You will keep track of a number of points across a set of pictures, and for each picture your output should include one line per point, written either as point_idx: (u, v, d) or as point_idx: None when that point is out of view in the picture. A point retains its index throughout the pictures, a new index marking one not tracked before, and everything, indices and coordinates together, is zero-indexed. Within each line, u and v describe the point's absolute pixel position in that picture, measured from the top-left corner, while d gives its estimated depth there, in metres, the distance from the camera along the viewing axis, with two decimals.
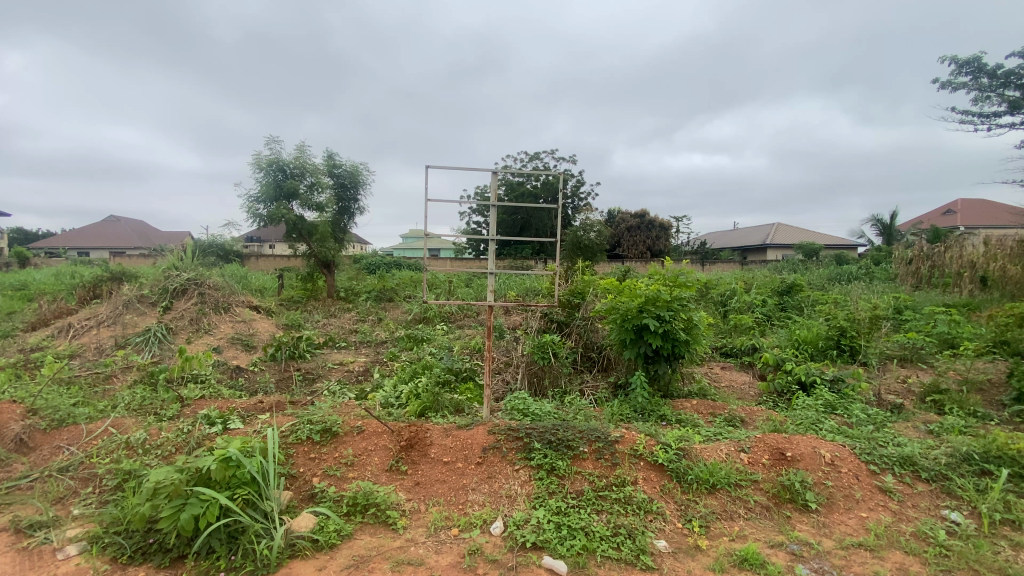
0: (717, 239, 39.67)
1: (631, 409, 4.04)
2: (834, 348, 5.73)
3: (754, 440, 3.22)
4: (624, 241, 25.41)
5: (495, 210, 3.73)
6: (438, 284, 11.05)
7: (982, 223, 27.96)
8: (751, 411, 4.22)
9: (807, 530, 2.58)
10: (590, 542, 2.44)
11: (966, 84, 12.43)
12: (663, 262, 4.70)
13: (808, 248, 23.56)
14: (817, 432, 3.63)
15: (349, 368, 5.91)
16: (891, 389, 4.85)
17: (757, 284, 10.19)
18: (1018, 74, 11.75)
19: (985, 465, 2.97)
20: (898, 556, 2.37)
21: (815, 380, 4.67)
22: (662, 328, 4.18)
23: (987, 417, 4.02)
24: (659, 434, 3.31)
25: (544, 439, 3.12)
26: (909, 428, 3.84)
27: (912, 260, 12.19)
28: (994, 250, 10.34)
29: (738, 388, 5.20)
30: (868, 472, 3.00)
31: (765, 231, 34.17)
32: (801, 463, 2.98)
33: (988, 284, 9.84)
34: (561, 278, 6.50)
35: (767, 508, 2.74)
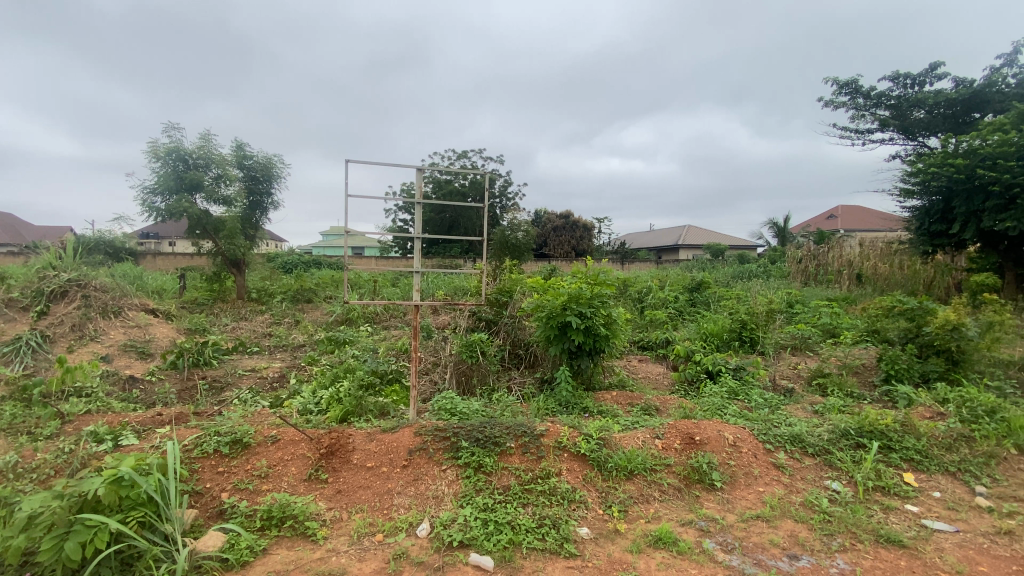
0: (636, 239, 41.89)
1: (556, 403, 4.17)
2: (736, 339, 6.28)
3: (667, 427, 3.45)
4: (550, 241, 26.05)
5: (419, 207, 3.61)
6: (361, 284, 10.69)
7: (858, 228, 31.80)
8: (665, 401, 4.50)
9: (713, 507, 2.80)
10: (516, 536, 2.47)
11: (845, 103, 14.13)
12: (585, 260, 4.89)
13: (715, 248, 25.51)
14: (723, 416, 3.95)
15: (262, 375, 5.55)
16: (784, 374, 5.40)
17: (670, 282, 10.88)
18: (887, 96, 13.48)
19: (860, 439, 3.40)
20: (790, 524, 2.64)
21: (720, 369, 5.10)
22: (584, 324, 4.34)
23: (862, 397, 4.59)
24: (582, 425, 3.44)
25: (471, 437, 3.13)
26: (798, 409, 4.31)
27: (802, 260, 13.59)
28: (867, 251, 11.89)
29: (655, 378, 5.54)
30: (764, 451, 3.32)
31: (678, 232, 36.60)
32: (707, 446, 3.22)
33: (862, 280, 11.35)
34: (489, 277, 6.55)
35: (678, 489, 2.94)
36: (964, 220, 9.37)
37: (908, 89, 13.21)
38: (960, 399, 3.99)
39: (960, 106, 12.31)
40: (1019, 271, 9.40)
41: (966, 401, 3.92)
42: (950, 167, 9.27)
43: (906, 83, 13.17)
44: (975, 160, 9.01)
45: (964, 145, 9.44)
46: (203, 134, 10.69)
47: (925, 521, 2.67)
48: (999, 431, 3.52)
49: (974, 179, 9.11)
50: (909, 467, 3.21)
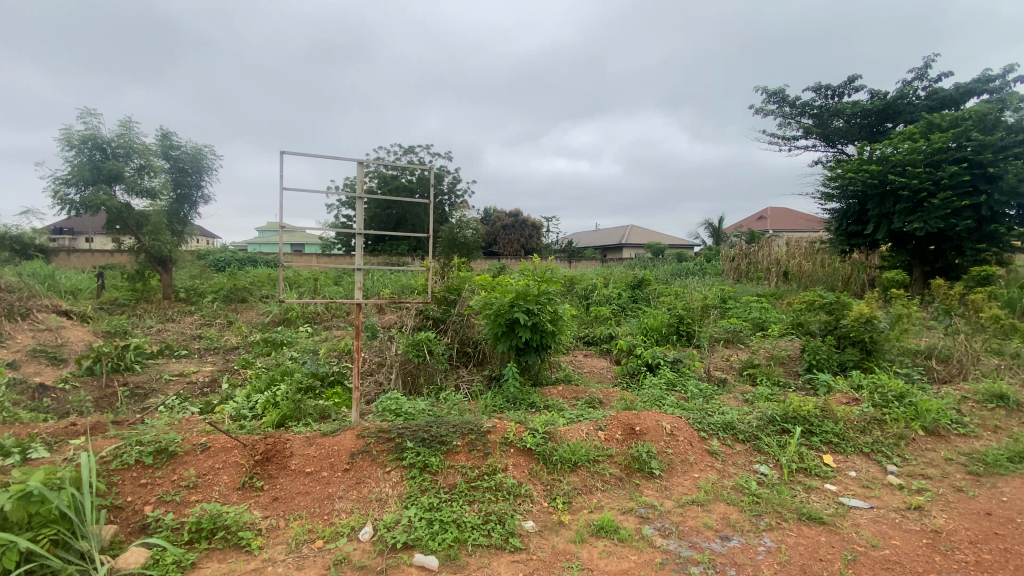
0: (582, 238, 42.82)
1: (504, 400, 4.19)
2: (674, 333, 6.57)
3: (609, 419, 3.57)
4: (499, 240, 26.11)
5: (362, 203, 3.51)
6: (302, 283, 10.26)
7: (785, 229, 34.08)
8: (608, 393, 4.64)
9: (652, 494, 2.92)
10: (462, 533, 2.46)
11: (774, 112, 15.09)
12: (532, 258, 4.97)
13: (656, 247, 26.51)
14: (661, 407, 4.13)
15: (192, 379, 5.20)
16: (718, 366, 5.71)
17: (614, 280, 11.21)
18: (811, 106, 14.50)
19: (785, 425, 3.64)
20: (722, 507, 2.79)
21: (659, 362, 5.33)
22: (531, 321, 4.38)
23: (787, 386, 4.93)
24: (528, 420, 3.48)
25: (417, 437, 3.08)
26: (731, 398, 4.56)
27: (735, 258, 14.34)
28: (793, 250, 12.77)
29: (599, 372, 5.69)
30: (699, 439, 3.49)
31: (622, 231, 37.77)
32: (647, 435, 3.35)
33: (789, 277, 12.15)
34: (436, 274, 6.48)
35: (620, 479, 3.04)
36: (877, 221, 10.26)
37: (828, 100, 14.27)
38: (872, 385, 4.37)
39: (874, 117, 13.45)
40: (923, 268, 10.40)
41: (878, 387, 4.30)
42: (865, 173, 10.12)
43: (827, 94, 14.23)
44: (886, 167, 9.87)
45: (876, 153, 10.33)
46: (124, 121, 9.87)
47: (842, 498, 2.88)
48: (906, 413, 3.87)
49: (884, 185, 10.01)
50: (828, 450, 3.47)
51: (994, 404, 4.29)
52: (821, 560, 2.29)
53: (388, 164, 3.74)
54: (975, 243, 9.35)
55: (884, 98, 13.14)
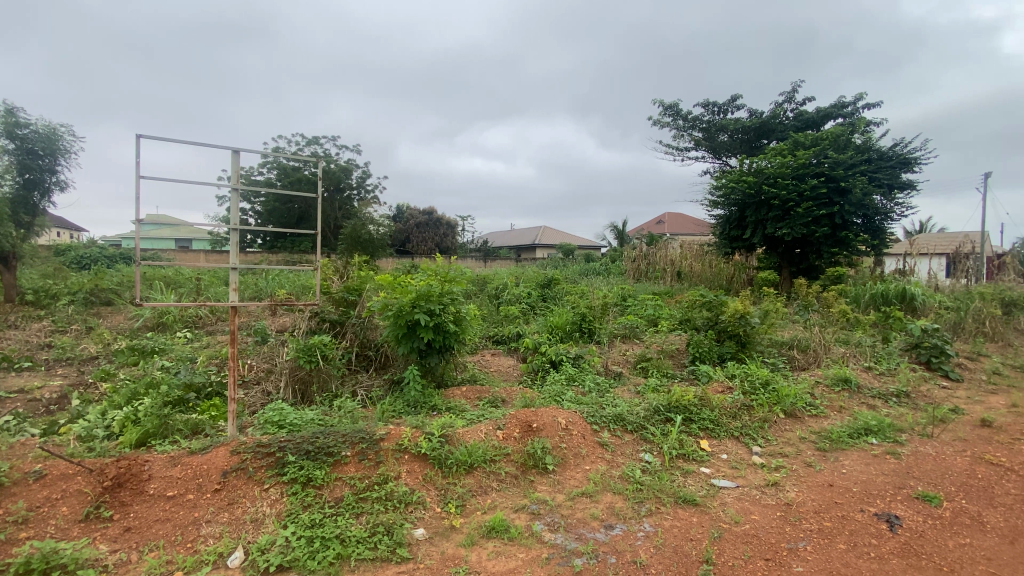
0: (497, 238, 43.24)
1: (404, 405, 4.06)
2: (577, 330, 6.83)
3: (508, 418, 3.60)
4: (412, 238, 25.52)
5: (235, 192, 3.16)
6: (183, 283, 9.24)
7: (683, 233, 36.97)
8: (510, 392, 4.69)
9: (545, 489, 2.98)
10: (345, 549, 2.32)
11: (670, 124, 16.29)
12: (435, 258, 4.88)
13: (567, 247, 27.45)
14: (560, 403, 4.25)
15: (33, 395, 4.44)
16: (615, 360, 6.01)
17: (524, 279, 11.39)
18: (700, 120, 15.83)
19: (668, 414, 3.92)
20: (609, 497, 2.92)
21: (562, 359, 5.51)
22: (433, 322, 4.27)
23: (675, 376, 5.32)
24: (425, 424, 3.39)
25: (300, 450, 2.88)
26: (625, 390, 4.83)
27: (636, 260, 14.97)
28: (686, 252, 13.79)
29: (505, 371, 5.72)
30: (591, 432, 3.65)
31: (536, 231, 38.70)
32: (543, 432, 3.42)
33: (681, 276, 13.10)
34: (336, 273, 6.12)
35: (515, 477, 3.07)
36: (753, 227, 11.45)
37: (715, 116, 15.68)
38: (743, 374, 4.86)
39: (752, 133, 14.99)
40: (791, 269, 11.79)
41: (748, 376, 4.79)
42: (744, 183, 11.24)
43: (714, 110, 15.62)
44: (761, 178, 11.04)
45: (753, 166, 11.51)
46: None
47: (714, 480, 3.15)
48: (771, 399, 4.34)
49: (759, 195, 11.18)
50: (705, 435, 3.78)
51: (840, 387, 4.95)
52: (692, 539, 2.48)
53: (288, 155, 3.42)
54: (830, 247, 10.76)
55: (760, 117, 14.70)
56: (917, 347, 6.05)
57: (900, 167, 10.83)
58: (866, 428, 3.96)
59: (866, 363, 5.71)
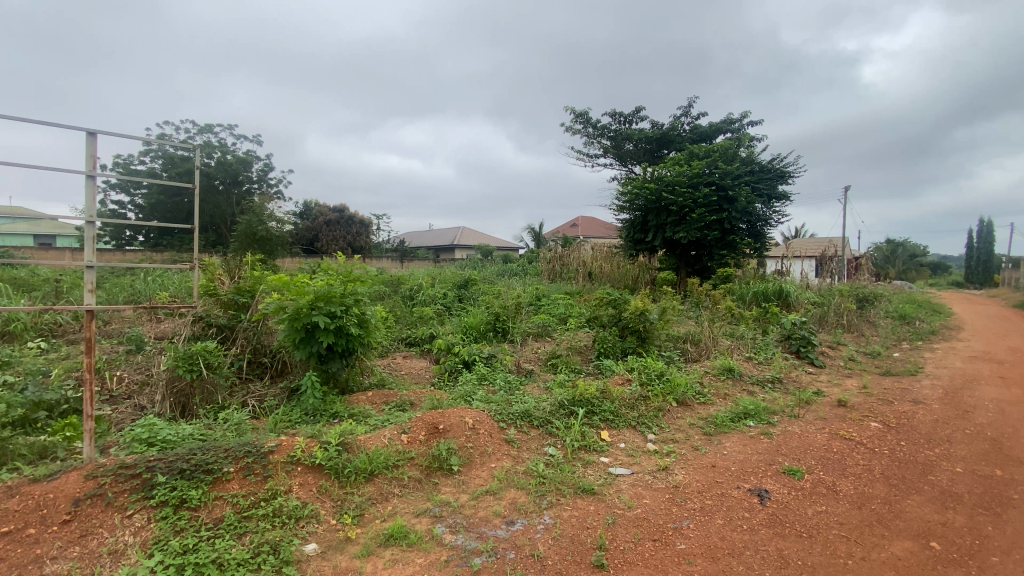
0: (414, 237, 42.35)
1: (301, 414, 3.82)
2: (491, 330, 6.86)
3: (414, 421, 3.52)
4: (321, 236, 24.17)
5: (91, 180, 2.77)
6: (40, 285, 7.96)
7: (595, 236, 38.71)
8: (419, 394, 4.58)
9: (449, 490, 2.95)
10: (222, 573, 2.12)
11: (580, 131, 16.97)
12: (336, 256, 4.62)
13: (485, 248, 27.53)
14: (469, 403, 4.24)
15: None
16: (528, 358, 6.10)
17: (440, 280, 11.25)
18: (608, 129, 16.66)
19: (572, 408, 4.06)
20: (512, 493, 2.95)
21: (474, 360, 5.49)
22: (333, 325, 4.04)
23: (582, 371, 5.52)
24: (322, 433, 3.22)
25: (173, 469, 2.60)
26: (535, 387, 4.92)
27: (550, 261, 15.33)
28: (596, 254, 14.38)
29: (416, 374, 5.58)
30: (498, 429, 3.67)
31: (454, 232, 38.43)
32: (449, 433, 3.39)
33: (592, 277, 13.63)
34: (227, 274, 5.61)
35: (418, 481, 3.00)
36: (654, 231, 12.27)
37: (621, 125, 16.58)
38: (641, 366, 5.17)
39: (654, 144, 16.05)
40: (687, 270, 12.81)
41: (645, 369, 5.10)
42: (646, 190, 12.01)
43: (620, 120, 16.51)
44: (661, 185, 11.86)
45: (654, 173, 12.33)
46: None
47: (611, 468, 3.31)
48: (666, 390, 4.66)
49: (659, 201, 11.99)
50: (605, 426, 3.97)
51: (724, 376, 5.45)
52: (588, 528, 2.58)
53: (176, 144, 3.07)
54: (720, 250, 11.83)
55: (661, 128, 15.78)
56: (789, 338, 6.82)
57: (777, 179, 12.14)
58: (745, 412, 4.38)
59: (747, 353, 6.33)
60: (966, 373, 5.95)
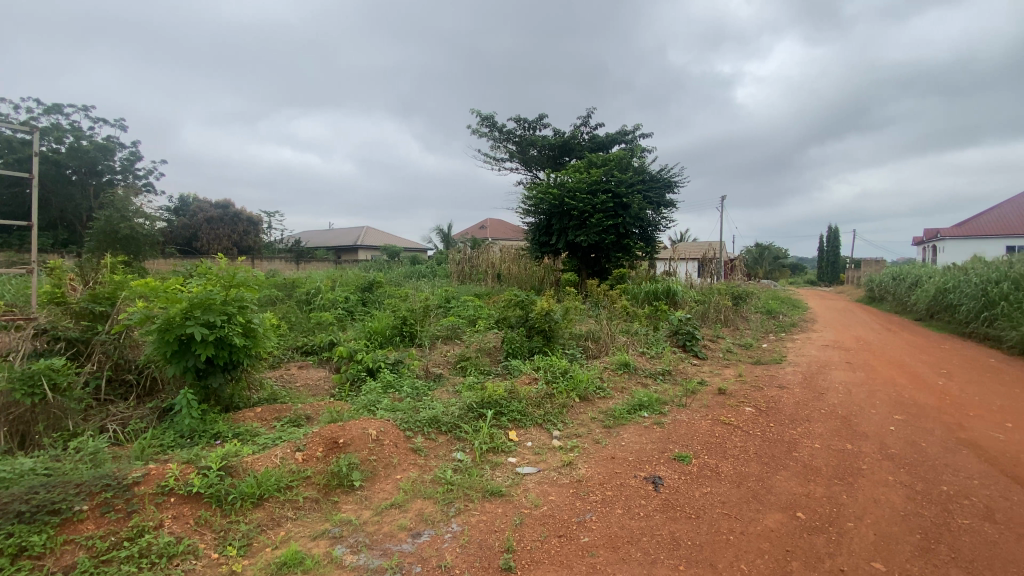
0: (312, 237, 39.85)
1: (175, 437, 3.40)
2: (397, 335, 6.64)
3: (311, 437, 3.30)
4: (202, 235, 21.80)
5: None
6: None
7: (503, 237, 39.26)
8: (317, 407, 4.29)
9: (350, 508, 2.78)
10: None
11: (486, 134, 17.12)
12: (217, 258, 4.16)
13: (391, 249, 26.66)
14: (372, 413, 4.06)
15: None
16: (436, 362, 5.99)
17: (341, 283, 10.67)
18: (514, 133, 16.99)
19: (481, 410, 4.06)
20: (418, 503, 2.86)
21: (379, 366, 5.26)
22: (214, 336, 3.65)
23: (490, 373, 5.54)
24: (201, 457, 2.89)
25: (7, 513, 2.18)
26: (442, 392, 4.84)
27: (459, 262, 15.25)
28: (504, 255, 14.57)
29: (313, 385, 5.21)
30: (404, 439, 3.56)
31: (357, 232, 36.78)
32: (350, 446, 3.22)
33: (500, 278, 13.79)
34: (80, 278, 4.83)
35: (315, 501, 2.80)
36: (558, 234, 12.72)
37: (526, 131, 16.98)
38: (546, 365, 5.31)
39: (557, 151, 16.65)
40: (588, 271, 13.45)
41: (551, 367, 5.25)
42: (550, 195, 12.41)
43: (525, 126, 16.91)
44: (563, 191, 12.32)
45: (557, 179, 12.78)
46: None
47: (519, 468, 3.35)
48: (570, 387, 4.84)
49: (562, 206, 12.45)
50: (513, 426, 4.01)
51: (622, 370, 5.79)
52: (496, 531, 2.58)
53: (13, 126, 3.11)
54: (617, 253, 12.60)
55: (563, 136, 16.42)
56: (677, 333, 7.43)
57: (666, 188, 13.20)
58: (640, 404, 4.68)
59: (641, 349, 6.79)
60: (819, 359, 6.89)
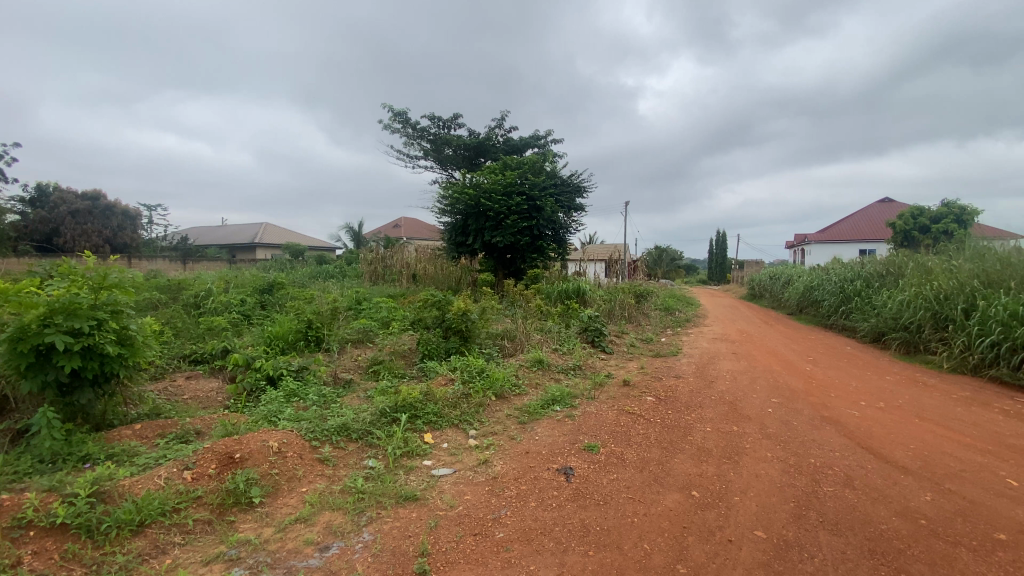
0: (203, 234, 36.25)
1: (30, 463, 2.92)
2: (301, 340, 6.25)
3: (202, 453, 3.01)
4: (64, 230, 18.93)
5: None
6: None
7: (417, 237, 38.53)
8: (208, 420, 3.91)
9: (249, 527, 2.58)
10: None
11: (399, 131, 16.70)
12: (83, 256, 3.64)
13: (295, 248, 25.03)
14: (274, 424, 3.78)
15: None
16: (346, 366, 5.72)
17: (237, 284, 9.81)
18: (428, 131, 16.75)
19: (394, 415, 3.95)
20: (326, 515, 2.71)
21: (281, 373, 4.91)
22: (80, 345, 3.19)
23: (404, 375, 5.40)
24: (65, 485, 2.53)
25: None
26: (353, 398, 4.64)
27: (371, 262, 14.73)
28: (418, 255, 14.29)
29: (204, 398, 4.74)
30: (309, 449, 3.37)
31: (256, 229, 34.09)
32: (249, 461, 2.98)
33: (415, 279, 13.52)
34: None
35: (208, 523, 2.56)
36: (474, 234, 12.72)
37: (440, 130, 16.81)
38: (462, 365, 5.31)
39: (472, 151, 16.67)
40: (504, 271, 13.60)
41: (466, 367, 5.26)
42: (465, 195, 12.38)
43: (439, 124, 16.72)
44: (479, 192, 12.34)
45: (472, 179, 12.80)
46: None
47: (434, 470, 3.31)
48: (486, 385, 4.88)
49: (477, 206, 12.48)
50: (428, 429, 3.95)
51: (535, 367, 5.94)
52: (410, 536, 2.52)
53: None
54: (531, 253, 12.90)
55: (478, 137, 16.47)
56: (586, 330, 7.77)
57: (576, 192, 13.77)
58: (552, 399, 4.84)
59: (554, 346, 7.01)
60: (710, 351, 7.59)
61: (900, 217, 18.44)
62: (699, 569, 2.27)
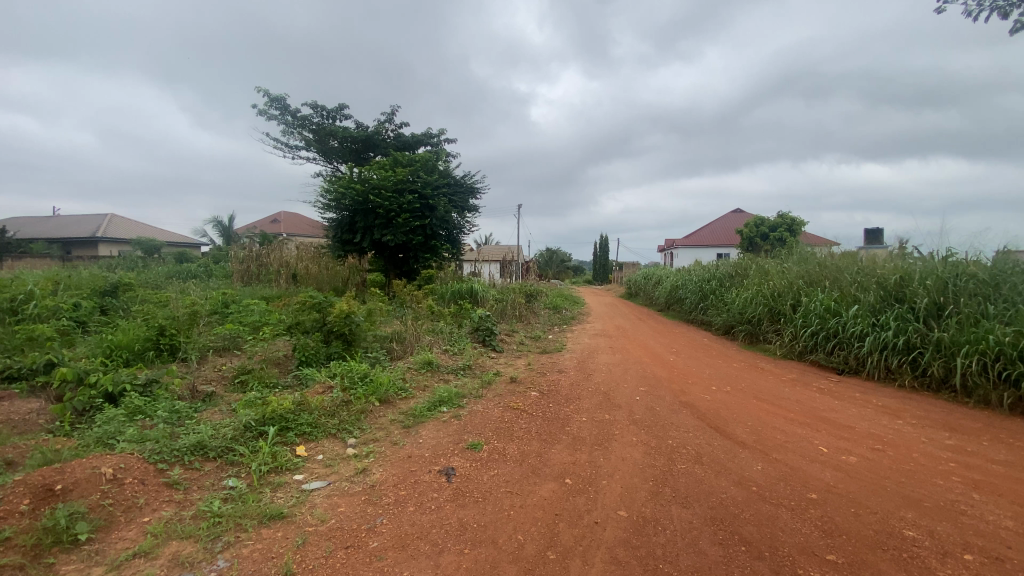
0: (25, 225, 30.23)
1: None
2: (151, 349, 5.49)
3: (7, 488, 2.52)
4: None
5: None
6: None
7: (300, 234, 35.95)
8: (19, 449, 3.25)
9: (71, 569, 2.20)
10: None
11: (277, 118, 15.44)
12: None
13: (150, 244, 21.96)
14: (112, 447, 3.27)
15: None
16: (207, 378, 5.13)
17: (69, 285, 8.33)
18: (310, 121, 15.70)
19: (260, 428, 3.64)
20: (173, 546, 2.41)
21: (123, 388, 4.26)
22: None
23: (278, 385, 4.98)
24: None
25: None
26: (214, 413, 4.17)
27: (244, 260, 13.40)
28: (300, 254, 13.31)
29: (16, 421, 3.94)
30: (154, 472, 2.97)
31: (99, 221, 29.30)
32: (73, 493, 2.55)
33: (296, 279, 12.58)
34: None
35: (15, 570, 2.14)
36: (363, 232, 12.18)
37: (324, 120, 15.85)
38: (344, 371, 5.05)
39: (360, 144, 15.95)
40: (395, 272, 13.20)
41: (348, 373, 5.01)
42: (353, 190, 11.82)
43: (323, 114, 15.75)
44: (368, 188, 11.85)
45: (361, 175, 12.25)
46: None
47: (305, 485, 3.10)
48: (369, 391, 4.69)
49: (366, 203, 11.97)
50: (301, 441, 3.69)
51: (424, 369, 5.85)
52: (272, 558, 2.33)
53: None
54: (424, 253, 12.69)
55: (366, 130, 15.79)
56: (478, 329, 7.83)
57: (469, 194, 13.83)
58: (440, 400, 4.80)
59: (445, 347, 6.96)
60: (590, 346, 8.09)
61: (748, 225, 21.28)
62: (568, 553, 2.40)
